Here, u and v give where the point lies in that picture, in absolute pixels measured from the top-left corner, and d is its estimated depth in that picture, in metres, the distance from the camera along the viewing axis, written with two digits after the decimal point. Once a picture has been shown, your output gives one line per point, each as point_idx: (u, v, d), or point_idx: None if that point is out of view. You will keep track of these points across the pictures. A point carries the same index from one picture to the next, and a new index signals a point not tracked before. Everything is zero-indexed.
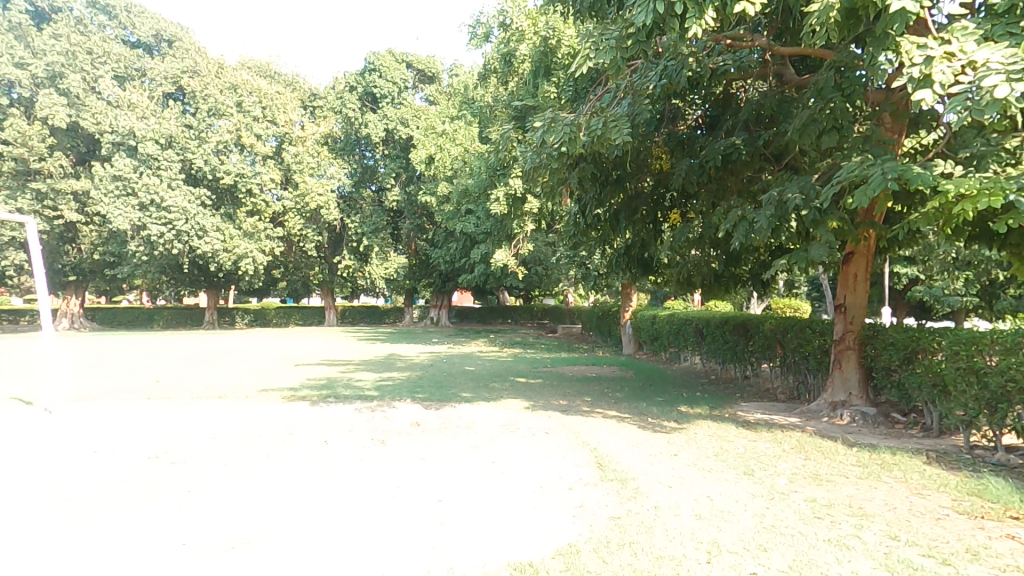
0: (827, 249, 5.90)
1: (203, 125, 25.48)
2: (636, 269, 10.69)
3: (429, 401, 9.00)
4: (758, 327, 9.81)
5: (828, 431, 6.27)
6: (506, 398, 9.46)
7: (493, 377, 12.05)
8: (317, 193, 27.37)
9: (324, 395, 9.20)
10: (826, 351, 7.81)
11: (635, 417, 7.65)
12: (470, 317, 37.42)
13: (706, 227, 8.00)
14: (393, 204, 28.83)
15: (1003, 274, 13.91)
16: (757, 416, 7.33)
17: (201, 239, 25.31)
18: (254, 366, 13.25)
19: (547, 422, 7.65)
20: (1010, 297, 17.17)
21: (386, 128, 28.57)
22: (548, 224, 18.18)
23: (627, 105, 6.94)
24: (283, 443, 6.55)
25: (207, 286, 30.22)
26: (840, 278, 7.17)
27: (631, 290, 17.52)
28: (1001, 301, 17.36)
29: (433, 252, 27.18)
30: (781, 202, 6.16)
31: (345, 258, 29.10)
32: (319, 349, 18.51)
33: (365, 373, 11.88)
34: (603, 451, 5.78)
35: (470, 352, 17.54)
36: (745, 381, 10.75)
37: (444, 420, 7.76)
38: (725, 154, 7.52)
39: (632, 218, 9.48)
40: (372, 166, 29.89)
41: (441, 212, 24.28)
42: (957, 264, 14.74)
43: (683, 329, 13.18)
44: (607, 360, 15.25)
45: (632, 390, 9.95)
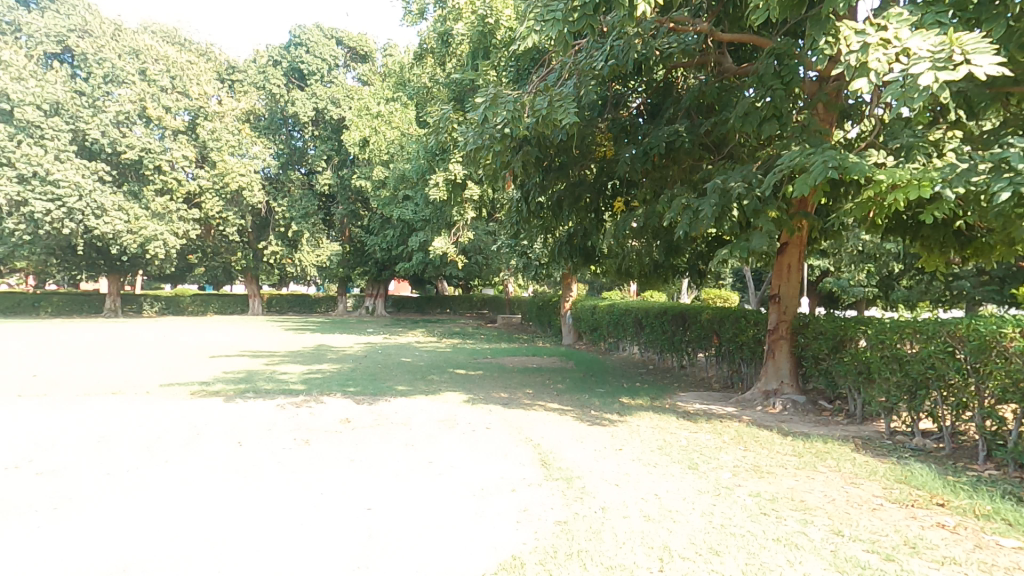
0: (768, 238, 5.93)
1: (98, 92, 22.94)
2: (577, 259, 10.49)
3: (361, 396, 8.44)
4: (695, 317, 9.99)
5: (763, 421, 6.38)
6: (444, 391, 9.07)
7: (431, 369, 11.62)
8: (239, 173, 25.41)
9: (243, 390, 8.41)
10: (759, 341, 8.01)
11: (577, 408, 7.53)
12: (408, 307, 36.42)
13: (650, 216, 7.96)
14: (324, 188, 27.28)
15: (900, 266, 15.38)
16: (695, 405, 7.40)
17: (101, 219, 22.90)
18: (161, 359, 12.00)
19: (487, 416, 7.33)
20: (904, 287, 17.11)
21: (316, 108, 26.91)
22: (487, 213, 17.83)
23: (573, 85, 6.74)
24: (189, 446, 5.81)
25: (109, 271, 27.42)
26: (775, 268, 7.32)
27: (571, 280, 17.57)
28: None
29: (368, 239, 26.04)
30: (725, 191, 6.19)
31: (271, 244, 27.32)
32: (240, 339, 17.23)
33: (292, 366, 11.09)
34: (546, 447, 5.54)
35: (406, 343, 16.92)
36: (682, 370, 10.97)
37: (378, 416, 7.24)
38: (668, 142, 7.50)
39: (575, 205, 9.35)
40: (302, 147, 28.13)
41: (376, 197, 23.23)
42: (867, 259, 15.86)
43: (622, 319, 13.30)
44: (547, 351, 15.19)
45: (573, 381, 9.86)
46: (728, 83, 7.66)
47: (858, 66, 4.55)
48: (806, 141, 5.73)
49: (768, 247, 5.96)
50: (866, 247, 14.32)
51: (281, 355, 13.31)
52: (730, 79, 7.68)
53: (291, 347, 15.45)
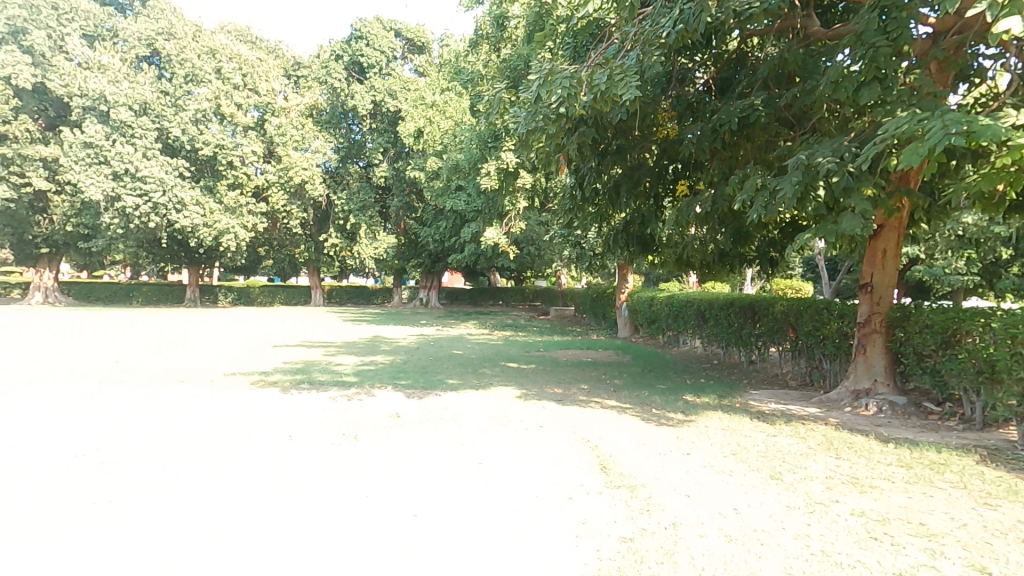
0: (862, 218, 5.17)
1: (180, 91, 24.19)
2: (634, 248, 9.91)
3: (412, 390, 8.26)
4: (767, 309, 9.17)
5: (855, 425, 5.64)
6: (496, 385, 8.76)
7: (484, 361, 11.38)
8: (301, 167, 26.20)
9: (298, 381, 8.45)
10: (846, 335, 7.18)
11: (636, 407, 7.01)
12: (461, 299, 36.63)
13: (718, 198, 7.27)
14: (381, 181, 27.70)
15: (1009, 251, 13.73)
16: (771, 405, 6.71)
17: (180, 213, 24.30)
18: (226, 347, 12.43)
19: (540, 413, 6.95)
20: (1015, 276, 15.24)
21: (373, 101, 27.34)
22: (541, 201, 17.41)
23: (636, 59, 6.15)
24: (241, 438, 5.76)
25: (188, 262, 29.14)
26: (867, 253, 6.47)
27: (628, 271, 16.86)
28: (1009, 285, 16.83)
29: (423, 230, 26.21)
30: (810, 167, 5.47)
31: (331, 236, 28.10)
32: (304, 329, 17.74)
33: (346, 357, 11.17)
34: (604, 450, 5.09)
35: (460, 334, 16.83)
36: (751, 366, 10.15)
37: (428, 411, 7.02)
38: (743, 117, 6.78)
39: (635, 190, 8.75)
40: (359, 140, 28.67)
41: (430, 187, 23.29)
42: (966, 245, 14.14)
43: (683, 311, 12.54)
44: (602, 343, 14.63)
45: (632, 376, 9.31)
46: (814, 49, 6.84)
47: (1005, 3, 3.72)
48: (917, 105, 4.93)
49: (862, 229, 5.21)
50: (967, 230, 13.07)
51: (339, 345, 13.50)
52: (816, 44, 6.86)
53: (349, 337, 15.70)
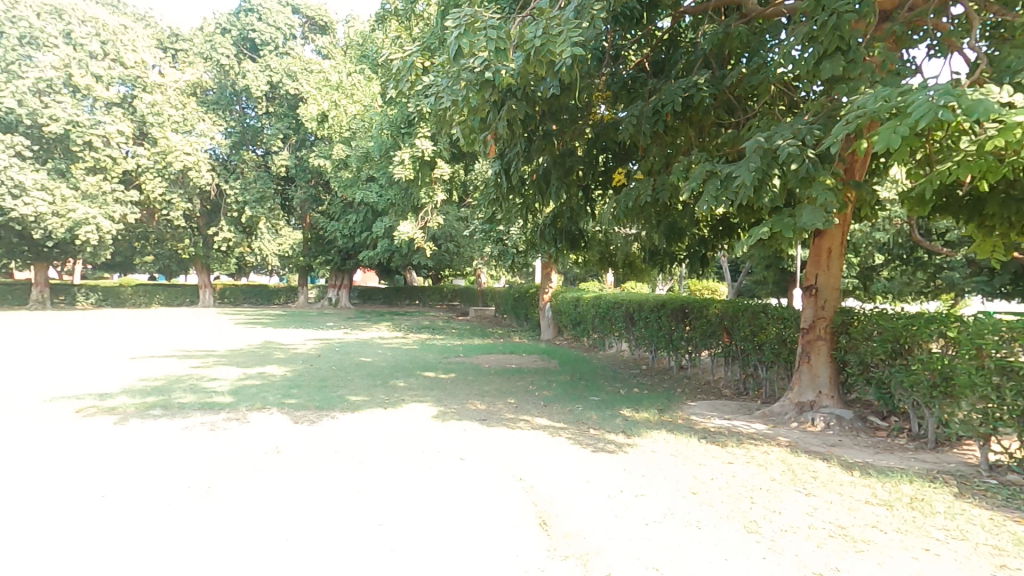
0: (823, 213, 4.61)
1: (13, 55, 20.59)
2: (562, 243, 9.08)
3: (304, 408, 6.79)
4: (700, 312, 8.73)
5: (808, 445, 5.13)
6: (409, 401, 7.52)
7: (395, 371, 10.02)
8: (182, 152, 22.93)
9: (149, 405, 6.61)
10: (785, 341, 6.78)
11: (572, 426, 6.11)
12: (375, 298, 34.53)
13: (660, 188, 6.60)
14: (281, 170, 24.98)
15: (888, 269, 14.18)
16: (715, 422, 6.09)
17: (20, 200, 20.44)
18: (69, 360, 10.08)
19: (458, 438, 5.80)
20: (886, 280, 14.50)
21: (270, 81, 24.72)
22: (459, 195, 16.26)
23: (575, 11, 5.32)
24: (29, 500, 4.02)
25: (35, 258, 24.71)
26: (811, 253, 6.05)
27: (551, 271, 16.24)
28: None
29: (328, 224, 23.99)
30: (769, 151, 4.89)
31: (223, 230, 25.07)
32: (185, 334, 15.38)
33: (229, 370, 9.34)
34: (542, 494, 4.07)
35: (369, 339, 15.25)
36: (680, 372, 9.70)
37: (319, 442, 5.60)
38: (685, 96, 6.12)
39: (566, 179, 7.99)
40: (254, 124, 25.72)
41: (336, 178, 21.30)
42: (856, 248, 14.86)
43: (610, 313, 11.98)
44: (525, 347, 13.79)
45: (560, 388, 8.43)
46: (755, 27, 6.29)
47: None
48: (879, 84, 4.47)
49: (826, 224, 4.65)
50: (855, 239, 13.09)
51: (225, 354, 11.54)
52: (757, 22, 6.31)
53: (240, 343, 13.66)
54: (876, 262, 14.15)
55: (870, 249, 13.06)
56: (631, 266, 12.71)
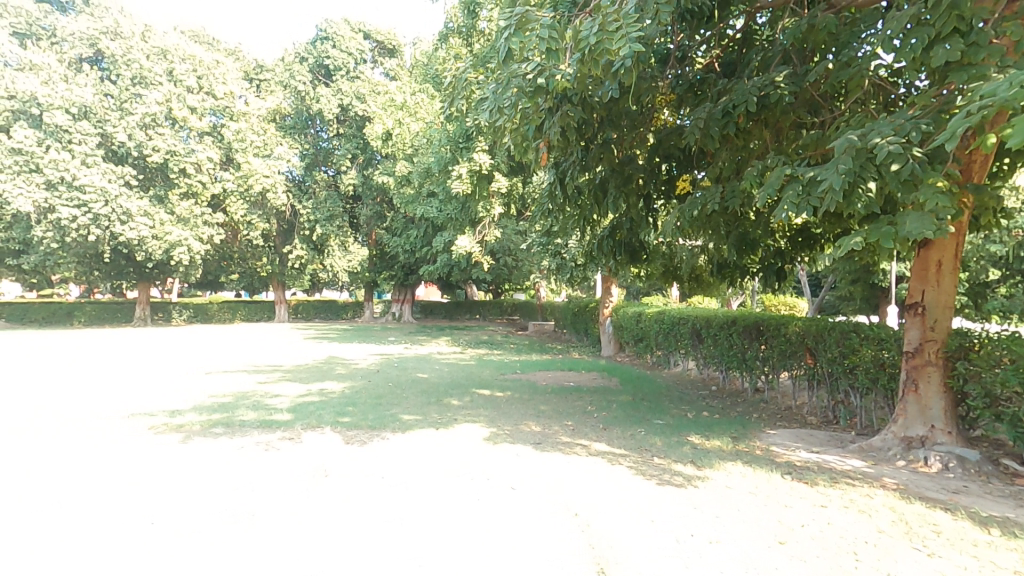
0: (934, 219, 3.94)
1: (127, 95, 22.30)
2: (621, 256, 8.61)
3: (358, 428, 6.71)
4: (777, 329, 7.95)
5: (921, 489, 4.37)
6: (462, 421, 7.29)
7: (450, 388, 9.86)
8: (262, 175, 24.40)
9: (212, 423, 6.76)
10: (883, 364, 5.95)
11: (634, 453, 5.61)
12: (436, 312, 35.14)
13: (729, 195, 6.01)
14: (349, 189, 25.96)
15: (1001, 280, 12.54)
16: (801, 455, 5.39)
17: (127, 225, 22.28)
18: (151, 373, 10.67)
19: (510, 464, 5.45)
20: (999, 292, 12.83)
21: (340, 105, 25.88)
22: (518, 209, 16.08)
23: (635, 4, 4.95)
24: (84, 522, 4.05)
25: (137, 278, 26.98)
26: (917, 266, 5.29)
27: (611, 284, 15.69)
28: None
29: (391, 240, 24.62)
30: (864, 150, 4.25)
31: (296, 248, 26.35)
32: (258, 349, 16.03)
33: (290, 385, 9.54)
34: (603, 537, 3.62)
35: (427, 354, 15.29)
36: (755, 395, 8.89)
37: (368, 464, 5.44)
38: (760, 94, 5.57)
39: (624, 188, 7.53)
40: (327, 146, 27.04)
41: (400, 195, 21.83)
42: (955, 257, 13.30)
43: (675, 329, 11.29)
44: (585, 364, 13.30)
45: (622, 409, 7.89)
46: (845, 18, 5.66)
47: None
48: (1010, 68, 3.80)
49: (937, 233, 3.97)
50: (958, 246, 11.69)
51: (291, 368, 11.87)
52: (847, 12, 5.71)
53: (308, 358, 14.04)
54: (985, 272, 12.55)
55: (979, 258, 11.60)
56: (696, 278, 11.98)
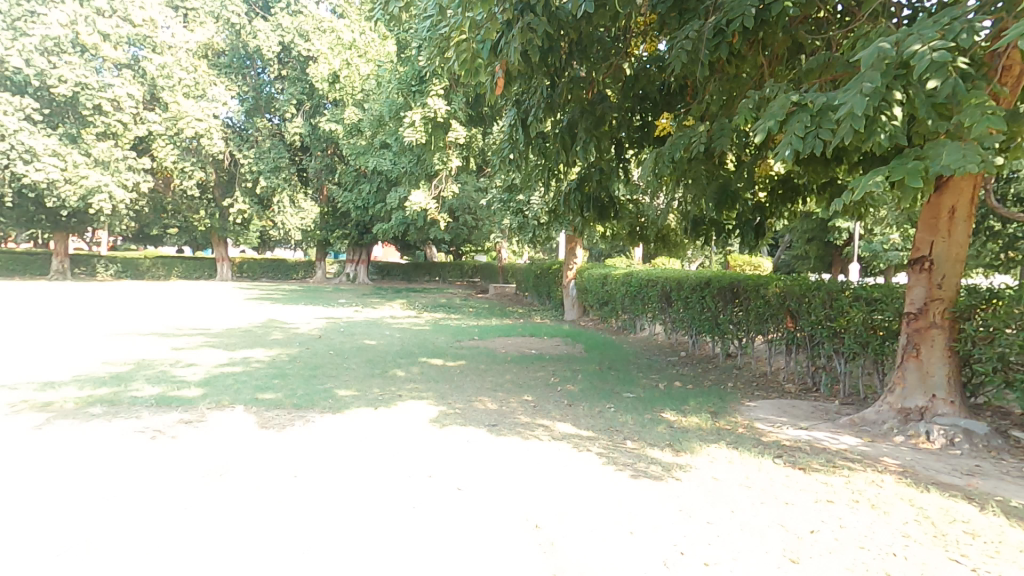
0: (977, 149, 3.18)
1: (21, 11, 19.74)
2: (589, 212, 7.74)
3: (278, 406, 5.68)
4: (753, 290, 7.32)
5: (931, 471, 3.73)
6: (406, 397, 6.37)
7: (397, 357, 8.88)
8: (192, 119, 21.94)
9: (92, 402, 5.55)
10: (875, 328, 5.32)
11: (602, 436, 4.87)
12: (393, 273, 33.78)
13: (718, 133, 5.16)
14: (295, 139, 23.81)
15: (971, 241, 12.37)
16: (787, 429, 4.75)
17: (31, 166, 20.16)
18: (47, 337, 9.28)
19: (451, 452, 4.61)
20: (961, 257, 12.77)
21: (281, 42, 23.37)
22: (476, 161, 14.82)
23: None
24: None
25: (52, 227, 24.39)
26: (924, 215, 4.58)
27: (575, 245, 14.89)
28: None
29: (341, 196, 22.94)
30: (894, 62, 3.37)
31: (237, 202, 24.35)
32: (195, 309, 14.59)
33: (214, 353, 8.41)
34: (573, 564, 2.78)
35: (379, 318, 14.25)
36: (727, 361, 8.35)
37: (277, 455, 4.41)
38: (758, 6, 4.57)
39: (596, 130, 6.62)
40: (269, 91, 24.51)
41: (349, 144, 20.12)
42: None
43: (643, 291, 10.63)
44: (547, 328, 12.61)
45: (587, 380, 7.16)
46: None
47: None
48: None
49: (981, 166, 3.20)
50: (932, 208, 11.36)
51: (223, 332, 10.67)
52: None
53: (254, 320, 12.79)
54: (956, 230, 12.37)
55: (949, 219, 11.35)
56: (663, 239, 11.43)
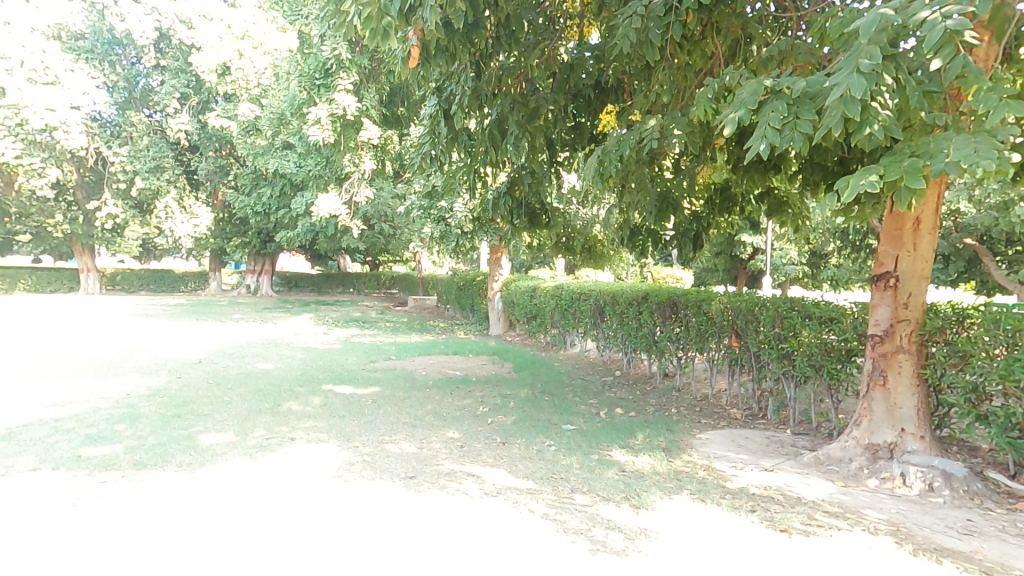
0: (991, 143, 2.66)
1: None
2: (519, 221, 6.96)
3: (116, 470, 4.25)
4: (694, 304, 6.88)
5: (923, 529, 3.21)
6: (299, 441, 5.16)
7: (295, 385, 7.49)
8: (37, 110, 18.78)
9: None
10: (829, 350, 4.87)
11: (544, 487, 3.99)
12: (301, 285, 31.24)
13: (668, 128, 4.59)
14: (180, 136, 21.19)
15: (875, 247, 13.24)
16: (751, 472, 4.13)
17: None
18: None
19: (346, 519, 3.52)
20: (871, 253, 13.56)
21: (157, 29, 20.81)
22: (390, 166, 13.67)
23: None
24: None
25: None
26: (888, 225, 4.19)
27: (500, 255, 14.06)
28: (827, 270, 18.42)
29: (239, 199, 20.66)
30: (892, 38, 2.83)
31: (113, 203, 21.21)
32: (49, 332, 12.07)
33: (53, 393, 6.66)
34: None
35: (281, 337, 12.58)
36: (665, 381, 7.88)
37: (82, 552, 3.05)
38: None
39: (530, 124, 5.82)
40: (146, 83, 21.89)
41: (247, 142, 18.12)
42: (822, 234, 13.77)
43: (574, 305, 10.03)
44: (470, 345, 11.71)
45: (520, 410, 6.27)
46: None
47: None
48: None
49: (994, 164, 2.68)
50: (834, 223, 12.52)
51: (75, 361, 8.69)
52: None
53: (125, 342, 10.72)
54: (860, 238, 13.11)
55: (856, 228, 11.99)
56: (589, 249, 11.60)
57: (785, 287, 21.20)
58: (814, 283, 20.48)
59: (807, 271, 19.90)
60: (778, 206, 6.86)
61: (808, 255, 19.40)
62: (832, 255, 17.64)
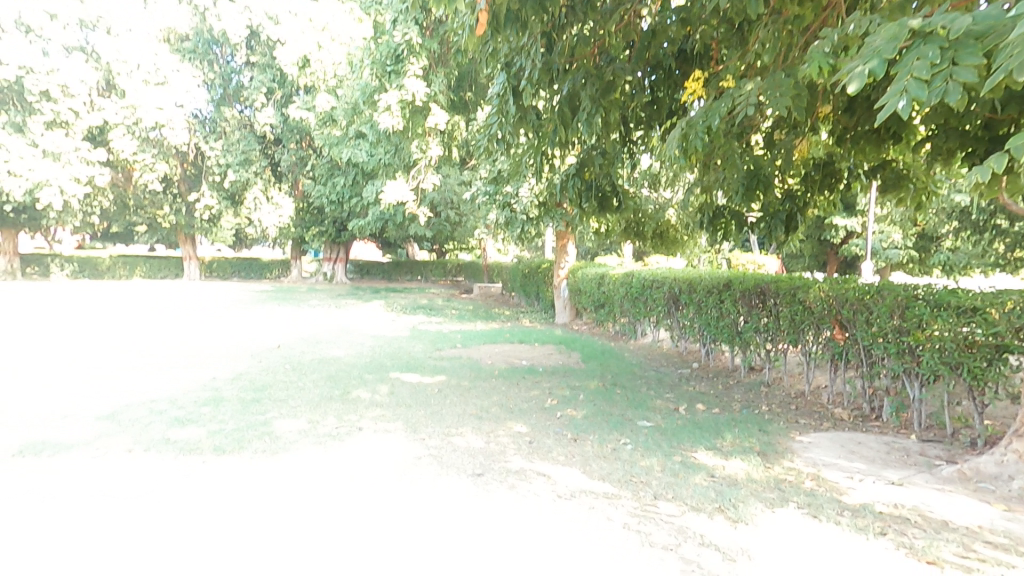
0: None
1: None
2: (589, 205, 6.53)
3: (199, 454, 4.36)
4: (785, 292, 6.19)
5: None
6: (369, 430, 5.10)
7: (365, 372, 7.55)
8: (150, 109, 20.43)
9: None
10: (971, 345, 4.13)
11: (624, 493, 3.63)
12: (372, 273, 32.30)
13: (773, 88, 4.00)
14: (265, 129, 22.30)
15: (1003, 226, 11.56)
16: (877, 485, 3.55)
17: None
18: None
19: (419, 518, 3.36)
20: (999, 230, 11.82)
21: (248, 25, 21.74)
22: (459, 152, 13.58)
23: None
24: None
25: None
26: None
27: (566, 241, 13.62)
28: (937, 254, 16.42)
29: (314, 190, 21.51)
30: None
31: (203, 197, 22.81)
32: (154, 316, 13.01)
33: (148, 376, 7.01)
34: None
35: (352, 323, 12.91)
36: (749, 376, 7.21)
37: (162, 540, 3.07)
38: None
39: (605, 99, 5.38)
40: (238, 80, 22.92)
41: (322, 135, 18.75)
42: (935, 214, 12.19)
43: (646, 293, 9.46)
44: (537, 333, 11.46)
45: (592, 404, 5.92)
46: None
47: None
48: None
49: None
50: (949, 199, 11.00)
51: (173, 344, 9.28)
52: None
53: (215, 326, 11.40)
54: (984, 216, 11.48)
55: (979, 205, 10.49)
56: (661, 234, 10.96)
57: (883, 273, 19.22)
58: (922, 270, 18.37)
59: (913, 255, 17.88)
60: (894, 180, 5.99)
61: (913, 238, 17.44)
62: (945, 238, 15.70)
